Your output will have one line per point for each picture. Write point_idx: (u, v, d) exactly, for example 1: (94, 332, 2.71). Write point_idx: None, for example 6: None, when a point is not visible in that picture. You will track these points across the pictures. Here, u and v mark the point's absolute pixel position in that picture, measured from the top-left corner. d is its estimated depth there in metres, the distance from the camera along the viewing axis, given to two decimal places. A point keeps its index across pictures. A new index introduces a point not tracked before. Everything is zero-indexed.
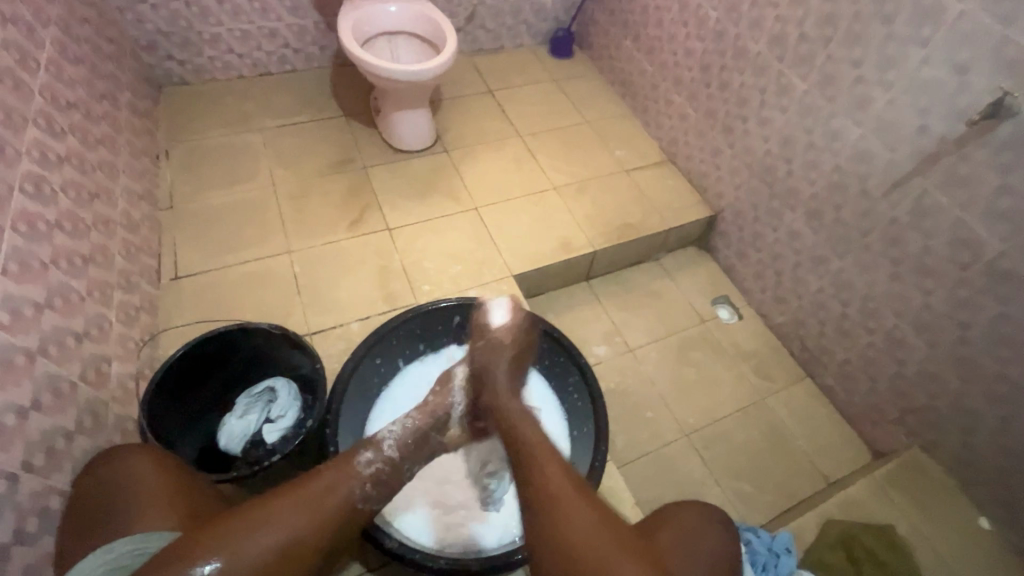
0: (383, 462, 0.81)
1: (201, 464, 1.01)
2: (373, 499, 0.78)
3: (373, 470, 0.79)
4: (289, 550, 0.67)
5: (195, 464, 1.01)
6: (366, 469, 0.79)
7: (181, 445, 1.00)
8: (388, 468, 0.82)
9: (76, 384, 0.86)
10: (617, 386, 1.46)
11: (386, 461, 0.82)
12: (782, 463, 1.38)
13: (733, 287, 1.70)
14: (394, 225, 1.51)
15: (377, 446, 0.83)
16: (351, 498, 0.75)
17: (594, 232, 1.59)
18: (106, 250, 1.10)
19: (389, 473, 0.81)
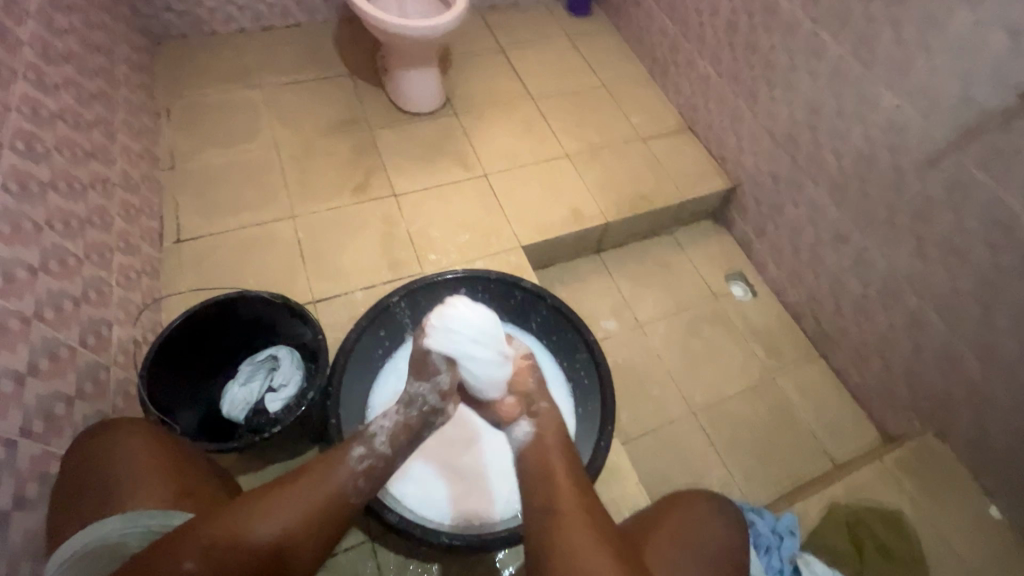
0: (377, 458, 0.75)
1: (206, 431, 1.01)
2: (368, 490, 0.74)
3: (365, 465, 0.74)
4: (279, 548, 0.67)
5: (201, 431, 1.00)
6: (358, 464, 0.74)
7: (186, 412, 1.00)
8: (382, 463, 0.76)
9: (75, 349, 0.85)
10: (624, 360, 1.44)
11: (380, 457, 0.76)
12: (789, 443, 1.36)
13: (748, 262, 1.66)
14: (400, 190, 1.47)
15: (367, 440, 0.76)
16: (342, 492, 0.72)
17: (606, 202, 1.54)
18: (104, 211, 1.07)
19: (384, 467, 0.76)
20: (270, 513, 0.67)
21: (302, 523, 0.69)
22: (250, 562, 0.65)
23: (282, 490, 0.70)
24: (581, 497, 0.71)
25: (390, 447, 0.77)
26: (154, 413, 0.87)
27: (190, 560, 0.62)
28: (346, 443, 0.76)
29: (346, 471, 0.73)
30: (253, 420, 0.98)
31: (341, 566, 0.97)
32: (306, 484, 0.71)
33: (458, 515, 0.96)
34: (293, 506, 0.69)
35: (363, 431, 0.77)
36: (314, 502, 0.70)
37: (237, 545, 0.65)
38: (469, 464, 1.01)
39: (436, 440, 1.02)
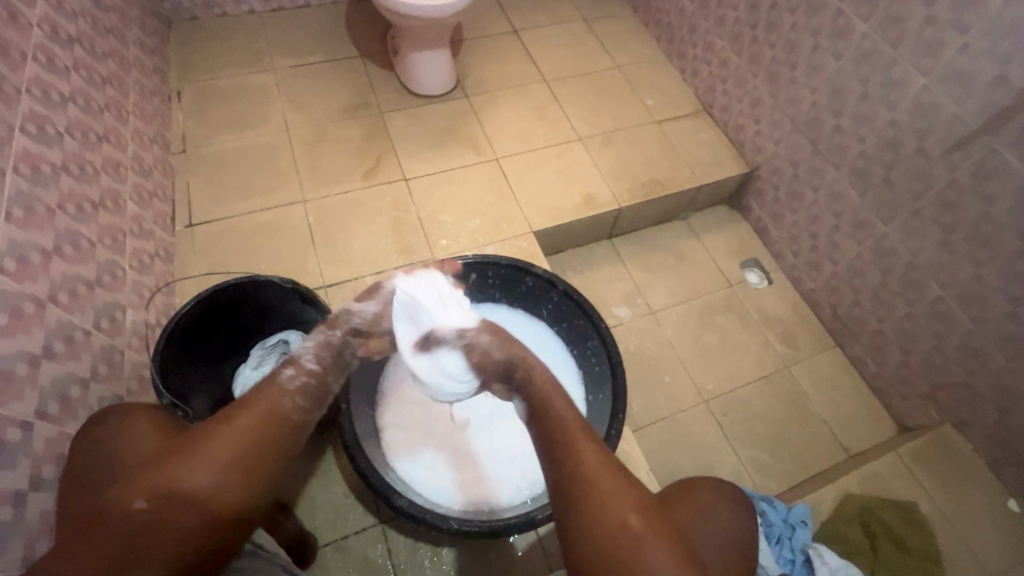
0: (307, 376, 0.76)
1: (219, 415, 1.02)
2: (307, 408, 0.74)
3: (299, 383, 0.74)
4: (234, 474, 0.64)
5: (213, 415, 1.01)
6: (291, 383, 0.74)
7: (199, 396, 1.00)
8: (314, 381, 0.76)
9: (90, 332, 0.86)
10: (635, 348, 1.42)
11: (311, 374, 0.76)
12: (803, 433, 1.34)
13: (764, 249, 1.63)
14: (411, 174, 1.45)
15: (296, 362, 0.76)
16: (282, 409, 0.71)
17: (619, 187, 1.51)
18: (117, 195, 1.07)
19: (315, 385, 0.76)
20: (218, 442, 0.65)
21: (253, 446, 0.67)
22: (207, 491, 0.63)
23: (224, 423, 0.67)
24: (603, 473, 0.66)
25: (317, 364, 0.78)
26: (166, 398, 0.87)
27: (144, 499, 0.60)
28: (274, 369, 0.75)
29: (279, 392, 0.72)
30: None
31: (351, 548, 0.99)
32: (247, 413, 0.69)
33: (477, 496, 0.96)
34: (241, 434, 0.67)
35: (296, 358, 0.77)
36: (262, 426, 0.69)
37: (185, 478, 0.62)
38: (476, 450, 1.01)
39: (444, 424, 1.03)
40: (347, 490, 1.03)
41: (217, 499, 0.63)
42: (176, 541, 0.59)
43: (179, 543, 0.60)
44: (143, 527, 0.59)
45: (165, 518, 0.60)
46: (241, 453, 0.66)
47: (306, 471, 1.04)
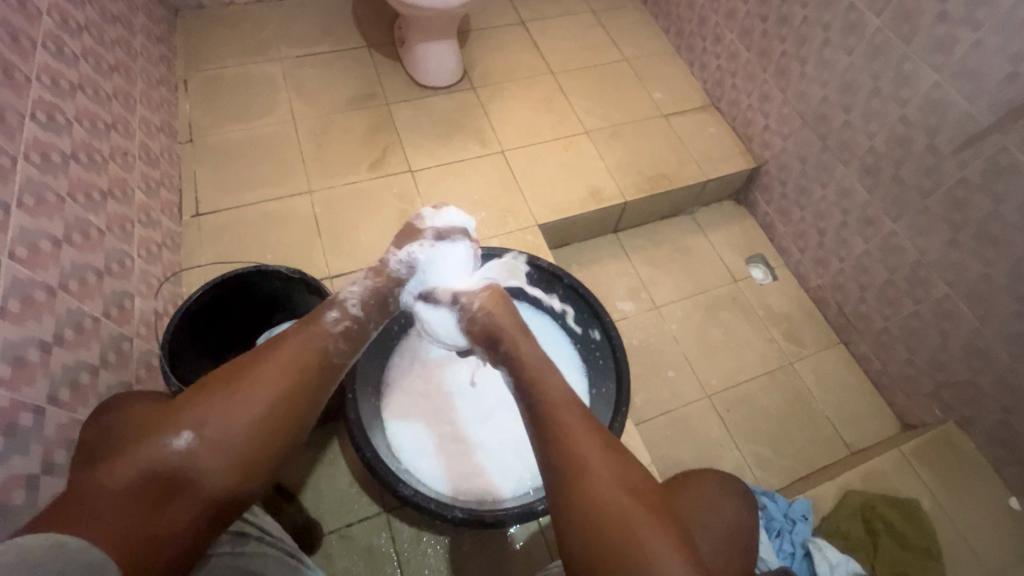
0: (351, 320, 0.78)
1: None
2: (347, 355, 0.77)
3: (341, 328, 0.77)
4: (276, 413, 0.69)
5: None
6: (335, 327, 0.76)
7: None
8: (356, 327, 0.79)
9: (100, 320, 0.86)
10: (640, 343, 1.43)
11: (354, 321, 0.79)
12: (805, 429, 1.35)
13: (770, 246, 1.62)
14: (417, 166, 1.45)
15: (342, 305, 0.79)
16: (327, 353, 0.75)
17: (625, 180, 1.51)
18: (125, 184, 1.08)
19: (358, 331, 0.79)
20: (258, 385, 0.69)
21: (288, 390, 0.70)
22: (247, 431, 0.67)
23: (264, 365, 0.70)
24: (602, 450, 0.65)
25: (362, 310, 0.80)
26: (174, 385, 0.87)
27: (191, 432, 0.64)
28: (319, 311, 0.77)
29: (325, 334, 0.76)
30: None
31: (355, 536, 1.00)
32: (288, 358, 0.72)
33: (487, 485, 0.97)
34: (282, 378, 0.70)
35: (337, 297, 0.79)
36: (298, 370, 0.72)
37: (227, 418, 0.66)
38: (486, 444, 1.02)
39: (454, 418, 1.03)
40: (352, 479, 1.04)
41: (254, 440, 0.67)
42: (222, 475, 0.65)
43: (226, 477, 0.65)
44: (189, 464, 0.63)
45: (206, 453, 0.64)
46: (278, 398, 0.69)
47: (311, 460, 1.05)
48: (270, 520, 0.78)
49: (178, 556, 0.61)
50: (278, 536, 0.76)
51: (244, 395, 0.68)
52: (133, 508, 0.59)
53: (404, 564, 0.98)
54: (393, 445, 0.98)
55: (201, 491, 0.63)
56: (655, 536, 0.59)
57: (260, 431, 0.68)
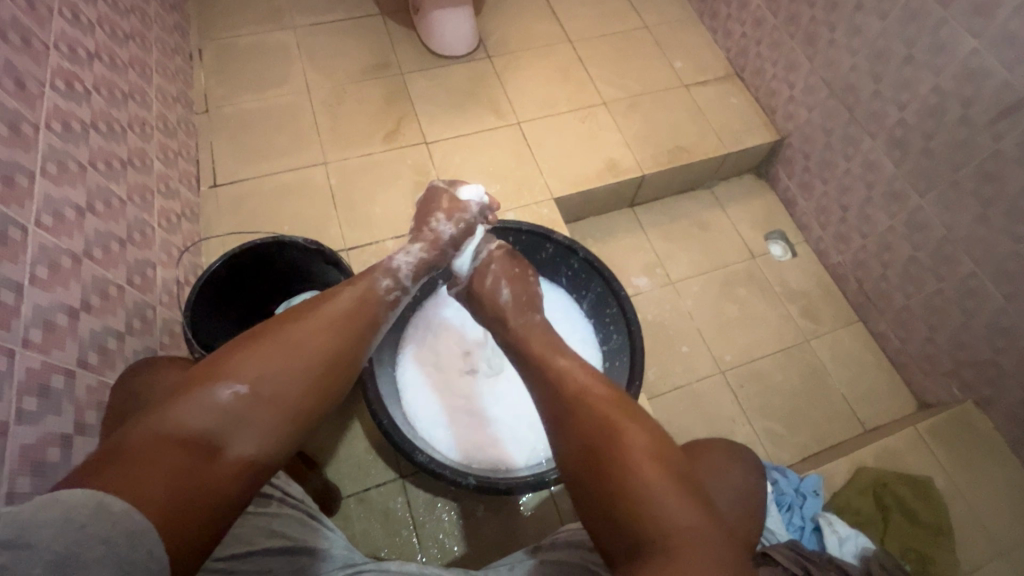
0: (400, 289, 0.81)
1: None
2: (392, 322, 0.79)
3: (393, 297, 0.79)
4: (326, 367, 0.66)
5: None
6: (387, 295, 0.78)
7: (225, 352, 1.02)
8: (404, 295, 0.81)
9: (124, 288, 0.88)
10: (654, 318, 1.42)
11: (404, 291, 0.81)
12: (819, 405, 1.34)
13: (790, 221, 1.59)
14: (432, 137, 1.44)
15: (394, 274, 0.81)
16: (376, 319, 0.75)
17: (643, 153, 1.48)
18: (144, 154, 1.08)
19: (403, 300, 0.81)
20: (310, 337, 0.66)
21: (336, 347, 0.68)
22: (298, 384, 0.63)
23: (308, 322, 0.68)
24: (606, 399, 0.68)
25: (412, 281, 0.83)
26: (197, 351, 0.89)
27: (237, 384, 0.60)
28: (371, 276, 0.78)
29: (378, 300, 0.77)
30: None
31: (373, 500, 1.03)
32: (337, 314, 0.71)
33: (501, 456, 0.99)
34: (332, 333, 0.68)
35: (392, 266, 0.82)
36: (345, 329, 0.70)
37: (278, 368, 0.63)
38: (502, 417, 1.03)
39: (469, 391, 1.05)
40: (369, 446, 1.07)
41: (307, 395, 0.64)
42: (270, 428, 0.60)
43: (274, 431, 0.61)
44: (239, 413, 0.59)
45: (253, 406, 0.60)
46: (327, 354, 0.67)
47: (329, 426, 1.08)
48: (293, 486, 0.77)
49: (226, 516, 0.55)
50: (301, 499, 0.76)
51: (296, 345, 0.65)
52: (184, 458, 0.53)
53: (419, 528, 1.02)
54: (410, 417, 1.01)
55: (252, 446, 0.59)
56: (673, 493, 0.59)
57: (310, 384, 0.64)
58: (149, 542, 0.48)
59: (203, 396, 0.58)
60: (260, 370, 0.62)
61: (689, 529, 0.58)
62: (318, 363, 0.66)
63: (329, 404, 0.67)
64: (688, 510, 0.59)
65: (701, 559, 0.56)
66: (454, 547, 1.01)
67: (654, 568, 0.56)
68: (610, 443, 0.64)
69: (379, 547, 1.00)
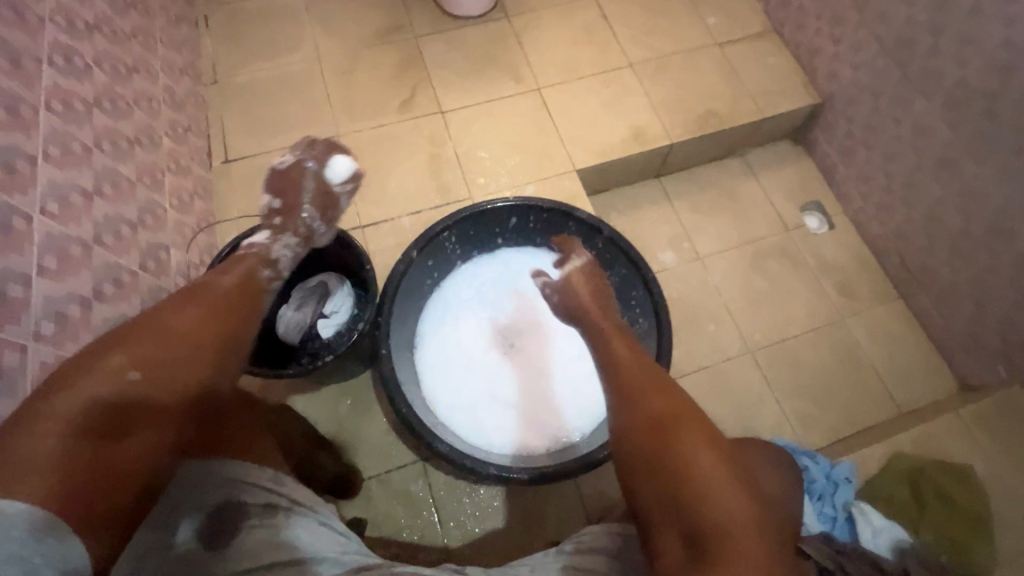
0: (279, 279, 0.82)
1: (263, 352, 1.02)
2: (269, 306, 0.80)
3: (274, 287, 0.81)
4: (222, 350, 0.67)
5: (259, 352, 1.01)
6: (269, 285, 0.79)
7: None
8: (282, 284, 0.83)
9: (137, 274, 0.87)
10: (679, 295, 1.36)
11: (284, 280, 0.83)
12: (853, 386, 1.29)
13: (828, 190, 1.49)
14: (447, 106, 1.37)
15: (274, 265, 0.81)
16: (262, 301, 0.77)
17: (672, 120, 1.38)
18: (151, 131, 1.05)
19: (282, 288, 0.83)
20: (202, 321, 0.66)
21: (230, 331, 0.68)
22: (193, 369, 0.63)
23: (196, 299, 0.68)
24: (658, 390, 0.70)
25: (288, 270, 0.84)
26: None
27: (131, 371, 0.58)
28: (252, 266, 0.79)
29: (264, 287, 0.78)
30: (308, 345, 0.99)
31: (393, 482, 1.03)
32: (226, 297, 0.71)
33: (520, 442, 0.98)
34: (223, 317, 0.68)
35: (268, 256, 0.82)
36: (234, 311, 0.71)
37: (172, 354, 0.62)
38: (521, 403, 1.01)
39: (490, 374, 1.02)
40: (388, 428, 1.06)
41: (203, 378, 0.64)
42: (165, 412, 0.61)
43: (168, 414, 0.61)
44: (134, 399, 0.58)
45: (147, 392, 0.59)
46: (221, 338, 0.67)
47: (348, 408, 1.07)
48: (310, 494, 0.74)
49: (130, 494, 0.58)
50: (312, 505, 0.72)
51: (189, 330, 0.64)
52: (79, 450, 0.53)
53: (441, 509, 1.02)
54: (434, 409, 0.98)
55: (146, 432, 0.59)
56: (733, 494, 0.62)
57: (207, 368, 0.65)
58: (60, 531, 0.50)
59: (87, 376, 0.56)
60: (151, 355, 0.60)
61: (741, 521, 0.61)
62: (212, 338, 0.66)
63: (226, 379, 0.68)
64: (744, 510, 0.62)
65: (754, 548, 0.59)
66: (475, 530, 1.01)
67: (709, 556, 0.59)
68: (665, 433, 0.66)
69: (400, 528, 1.00)
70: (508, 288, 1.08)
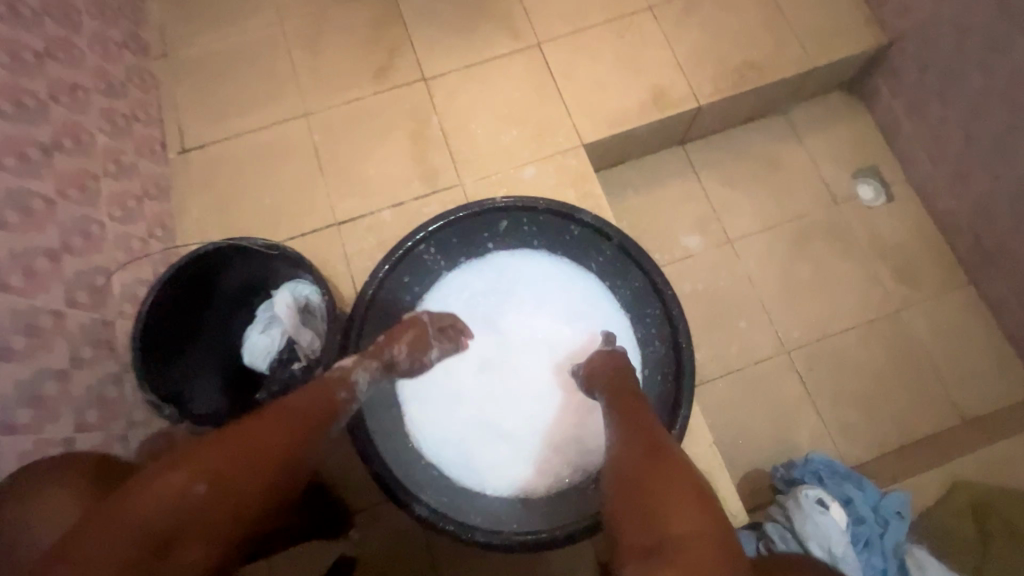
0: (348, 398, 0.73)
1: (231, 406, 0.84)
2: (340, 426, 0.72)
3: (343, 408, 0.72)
4: (285, 468, 0.62)
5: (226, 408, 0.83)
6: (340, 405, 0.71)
7: (197, 394, 0.82)
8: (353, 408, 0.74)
9: (63, 313, 0.74)
10: (705, 286, 1.19)
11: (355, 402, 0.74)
12: (907, 390, 1.12)
13: (887, 154, 1.26)
14: (432, 72, 1.16)
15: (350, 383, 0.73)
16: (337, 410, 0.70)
17: (701, 75, 1.15)
18: (79, 129, 0.90)
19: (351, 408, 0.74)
20: (273, 436, 0.62)
21: (298, 448, 0.64)
22: (255, 485, 0.59)
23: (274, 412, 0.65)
24: (643, 424, 0.67)
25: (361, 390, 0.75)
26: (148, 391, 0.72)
27: (199, 484, 0.55)
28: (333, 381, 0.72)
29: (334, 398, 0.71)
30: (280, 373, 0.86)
31: (381, 516, 0.92)
32: (301, 410, 0.67)
33: (519, 483, 0.84)
34: (294, 431, 0.64)
35: (348, 377, 0.73)
36: (306, 426, 0.66)
37: (237, 468, 0.58)
38: (520, 437, 0.87)
39: (485, 404, 0.88)
40: None
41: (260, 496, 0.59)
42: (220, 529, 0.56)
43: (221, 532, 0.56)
44: (193, 516, 0.54)
45: (208, 509, 0.55)
46: (289, 455, 0.62)
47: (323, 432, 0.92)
48: None
49: None
50: None
51: (257, 446, 0.60)
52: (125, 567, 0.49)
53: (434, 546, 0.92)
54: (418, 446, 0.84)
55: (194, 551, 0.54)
56: (679, 499, 0.54)
57: (267, 486, 0.60)
58: None
59: (150, 486, 0.53)
60: (222, 469, 0.57)
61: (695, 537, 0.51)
62: (277, 456, 0.61)
63: (282, 496, 0.63)
64: (692, 510, 0.53)
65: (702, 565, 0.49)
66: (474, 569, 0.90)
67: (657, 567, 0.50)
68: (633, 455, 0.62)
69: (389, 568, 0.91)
70: (501, 300, 0.92)
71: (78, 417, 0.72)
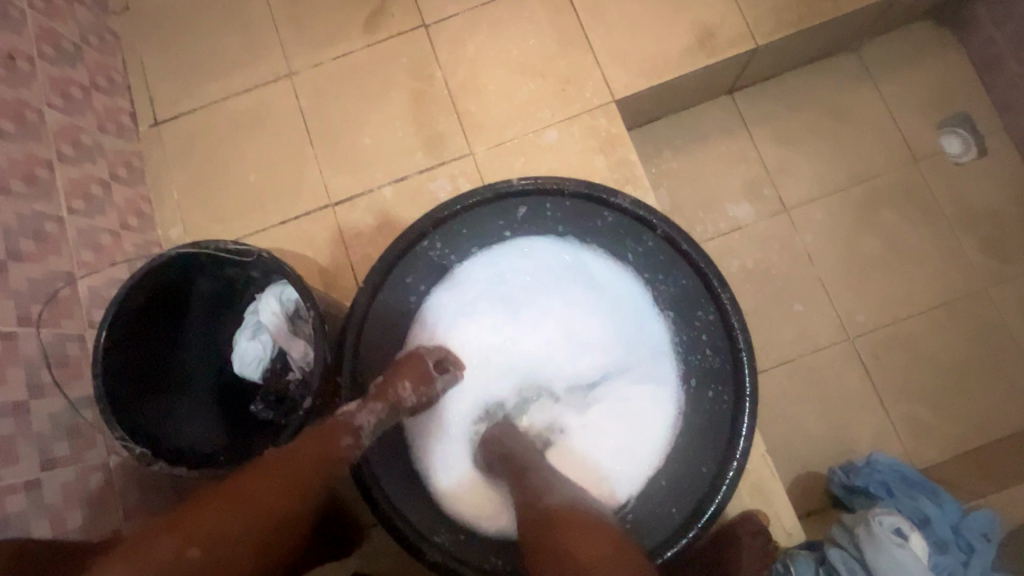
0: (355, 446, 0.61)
1: (228, 431, 0.74)
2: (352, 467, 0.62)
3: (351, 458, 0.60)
4: (287, 522, 0.54)
5: (223, 435, 0.74)
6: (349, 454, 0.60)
7: (188, 424, 0.73)
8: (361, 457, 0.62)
9: (15, 335, 0.64)
10: (756, 264, 1.03)
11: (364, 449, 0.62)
12: (988, 381, 0.97)
13: (981, 98, 1.04)
14: (433, 16, 0.98)
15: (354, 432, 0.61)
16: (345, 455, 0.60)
17: (761, 7, 0.94)
18: (22, 106, 0.76)
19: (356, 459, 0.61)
20: (272, 488, 0.54)
21: (305, 498, 0.56)
22: (253, 543, 0.52)
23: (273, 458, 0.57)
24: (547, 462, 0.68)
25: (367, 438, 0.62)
26: (119, 431, 0.62)
27: (189, 550, 0.49)
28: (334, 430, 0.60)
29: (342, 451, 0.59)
30: (275, 383, 0.75)
31: None
32: (305, 452, 0.58)
33: None
34: (298, 479, 0.56)
35: (352, 423, 0.61)
36: (313, 472, 0.57)
37: (231, 529, 0.51)
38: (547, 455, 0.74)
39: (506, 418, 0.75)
40: None
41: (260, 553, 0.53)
42: None
43: None
44: None
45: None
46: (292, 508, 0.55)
47: None
48: None
49: None
50: None
51: (253, 501, 0.53)
52: None
53: None
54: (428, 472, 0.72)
55: None
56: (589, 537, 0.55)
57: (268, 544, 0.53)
58: None
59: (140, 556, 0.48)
60: (215, 532, 0.51)
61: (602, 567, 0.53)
62: (278, 512, 0.54)
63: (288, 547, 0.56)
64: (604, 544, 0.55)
65: None
66: None
67: None
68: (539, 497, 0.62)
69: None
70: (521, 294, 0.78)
71: (43, 453, 0.64)
